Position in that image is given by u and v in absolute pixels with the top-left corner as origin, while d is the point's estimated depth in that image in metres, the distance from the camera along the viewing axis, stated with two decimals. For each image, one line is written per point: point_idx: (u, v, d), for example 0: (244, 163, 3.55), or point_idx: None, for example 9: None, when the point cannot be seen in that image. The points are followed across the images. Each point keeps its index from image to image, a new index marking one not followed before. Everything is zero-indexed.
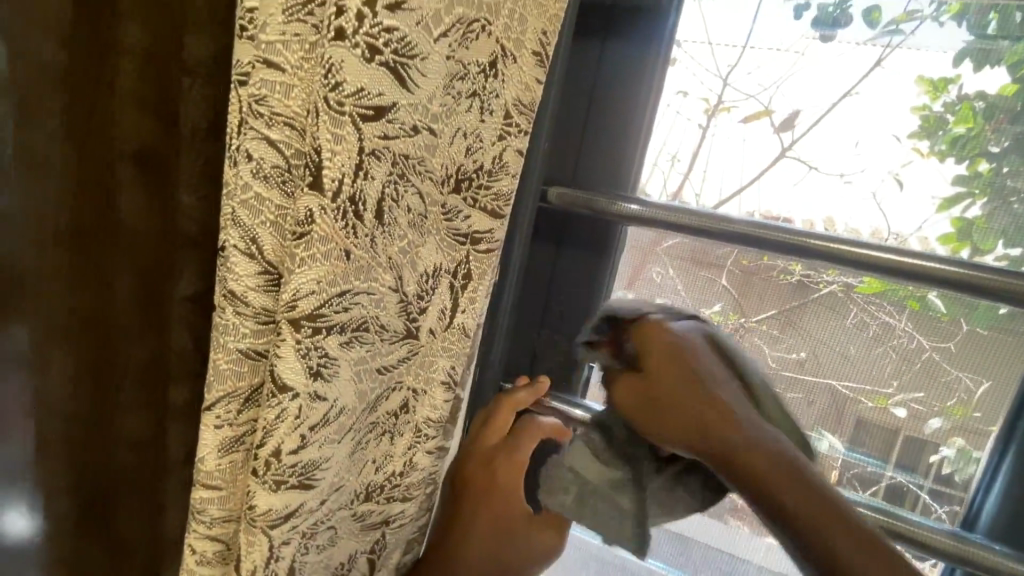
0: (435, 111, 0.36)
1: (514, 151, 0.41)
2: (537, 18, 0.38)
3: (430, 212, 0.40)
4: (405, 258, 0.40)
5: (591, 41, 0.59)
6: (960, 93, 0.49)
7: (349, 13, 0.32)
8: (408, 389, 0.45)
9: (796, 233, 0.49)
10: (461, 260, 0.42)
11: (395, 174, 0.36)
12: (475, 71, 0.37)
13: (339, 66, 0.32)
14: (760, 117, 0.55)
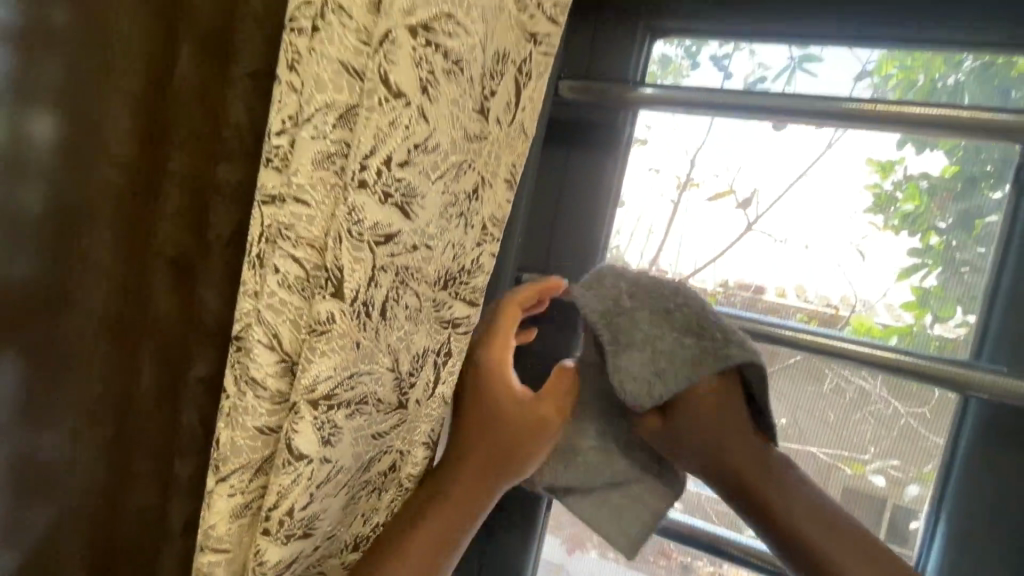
0: (431, 230, 0.45)
1: (489, 254, 0.50)
2: (507, 154, 0.48)
3: (423, 306, 0.48)
4: (401, 344, 0.47)
5: (558, 148, 0.70)
6: (906, 173, 0.59)
7: (371, 170, 0.42)
8: (396, 451, 0.52)
9: (754, 321, 0.57)
10: (444, 341, 0.50)
11: (397, 280, 0.45)
12: (462, 197, 0.47)
13: (361, 207, 0.42)
14: (725, 195, 0.65)
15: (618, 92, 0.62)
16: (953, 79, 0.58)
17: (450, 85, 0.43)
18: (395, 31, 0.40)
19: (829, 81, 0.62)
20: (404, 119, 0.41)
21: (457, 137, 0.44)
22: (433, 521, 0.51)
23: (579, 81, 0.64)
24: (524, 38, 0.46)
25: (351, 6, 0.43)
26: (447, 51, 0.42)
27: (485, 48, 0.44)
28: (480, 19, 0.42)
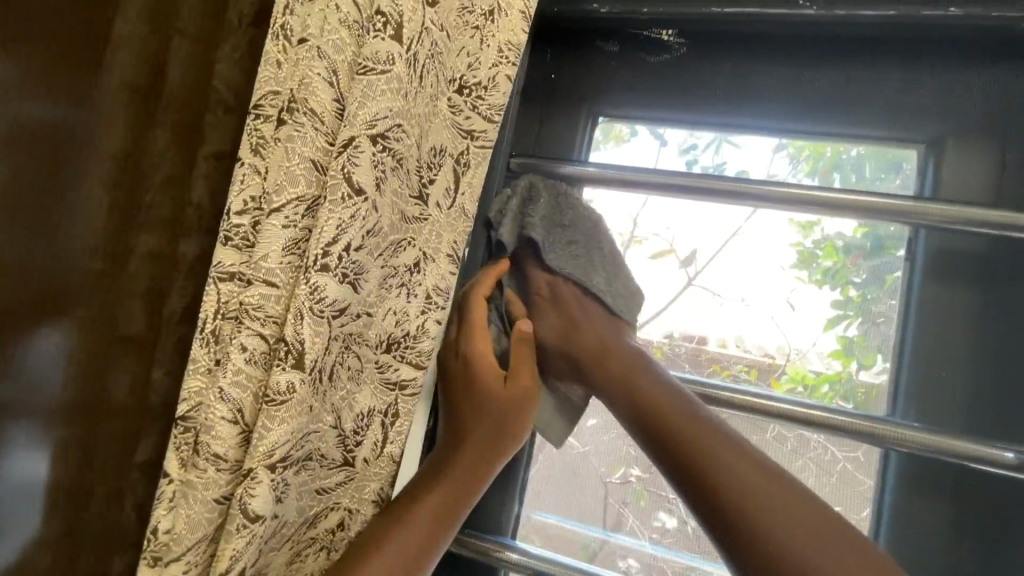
0: (372, 300, 0.52)
1: (434, 321, 0.54)
2: (450, 235, 0.54)
3: (366, 368, 0.53)
4: (343, 403, 0.52)
5: None
6: (823, 233, 0.68)
7: (333, 255, 0.47)
8: (344, 509, 0.55)
9: (697, 383, 0.63)
10: (391, 402, 0.53)
11: (343, 346, 0.51)
12: (402, 270, 0.53)
13: (323, 288, 0.47)
14: (665, 253, 0.72)
15: (552, 168, 0.69)
16: (854, 151, 0.67)
17: (394, 178, 0.51)
18: (358, 138, 0.48)
19: (751, 151, 0.70)
20: (361, 211, 0.48)
21: (396, 220, 0.52)
22: (431, 506, 0.54)
23: (528, 157, 0.71)
24: (461, 135, 0.53)
25: (320, 112, 0.49)
26: (394, 152, 0.50)
27: (420, 146, 0.53)
28: (415, 124, 0.51)
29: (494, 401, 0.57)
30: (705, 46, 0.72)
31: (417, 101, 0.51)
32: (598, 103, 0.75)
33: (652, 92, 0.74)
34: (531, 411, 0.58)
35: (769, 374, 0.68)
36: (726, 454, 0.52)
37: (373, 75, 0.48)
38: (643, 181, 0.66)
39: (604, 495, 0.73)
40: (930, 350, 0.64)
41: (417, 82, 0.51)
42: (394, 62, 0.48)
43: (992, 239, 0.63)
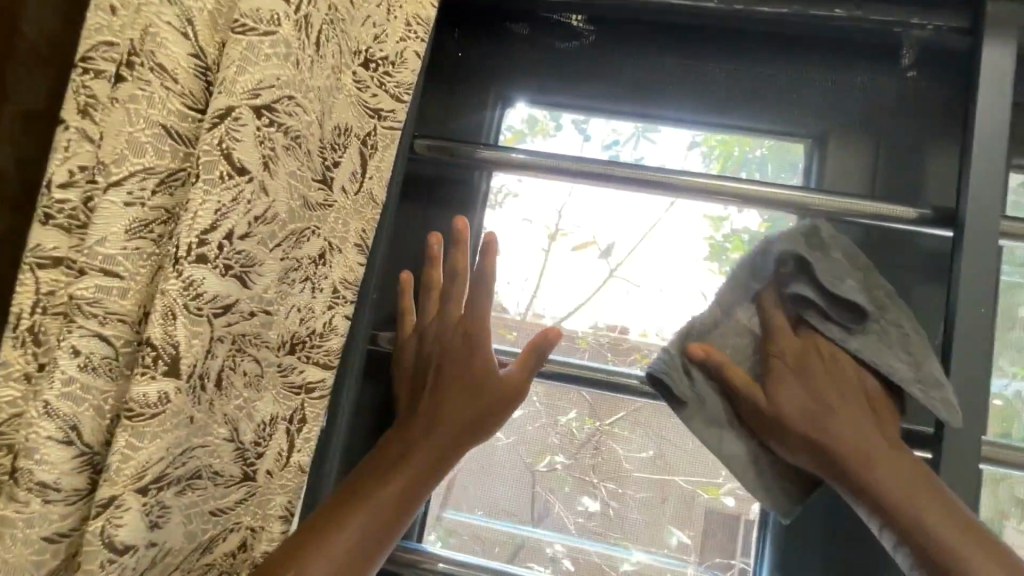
0: (271, 298, 0.47)
1: (343, 317, 0.52)
2: (358, 222, 0.52)
3: (267, 371, 0.49)
4: (239, 413, 0.47)
5: (416, 203, 0.76)
6: (731, 228, 0.71)
7: (212, 244, 0.42)
8: (246, 528, 0.49)
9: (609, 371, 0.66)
10: (297, 408, 0.50)
11: (233, 349, 0.46)
12: (307, 262, 0.49)
13: (201, 282, 0.42)
14: (587, 245, 0.73)
15: (466, 151, 0.67)
16: (759, 151, 0.70)
17: (288, 159, 0.46)
18: (239, 108, 0.42)
19: (666, 147, 0.72)
20: (246, 193, 0.43)
21: (296, 206, 0.47)
22: (389, 493, 0.53)
23: (436, 140, 0.69)
24: (367, 114, 0.51)
25: (172, 69, 0.43)
26: (287, 129, 0.45)
27: (323, 125, 0.48)
28: (315, 98, 0.46)
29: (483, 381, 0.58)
30: (613, 36, 0.73)
31: (313, 73, 0.46)
32: (509, 88, 0.75)
33: (564, 76, 0.74)
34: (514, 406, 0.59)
35: None
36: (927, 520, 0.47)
37: (256, 34, 0.43)
38: (563, 167, 0.66)
39: (532, 483, 0.74)
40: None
41: (313, 50, 0.46)
42: (281, 23, 0.43)
43: (864, 228, 0.69)
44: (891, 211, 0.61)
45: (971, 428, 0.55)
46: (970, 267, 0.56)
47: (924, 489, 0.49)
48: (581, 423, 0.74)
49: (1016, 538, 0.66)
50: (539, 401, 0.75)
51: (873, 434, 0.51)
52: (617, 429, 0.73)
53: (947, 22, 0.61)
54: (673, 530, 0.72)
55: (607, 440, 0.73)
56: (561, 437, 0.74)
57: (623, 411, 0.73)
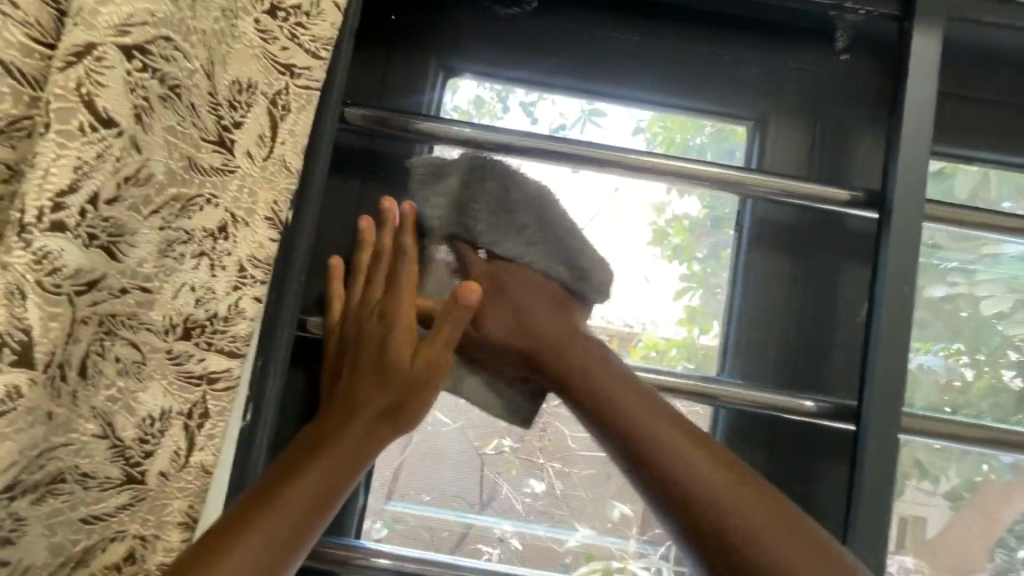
0: (150, 273, 0.43)
1: (250, 298, 0.48)
2: (268, 191, 0.49)
3: (151, 357, 0.45)
4: (115, 406, 0.44)
5: (347, 180, 0.70)
6: (672, 214, 0.71)
7: (73, 209, 0.38)
8: (134, 537, 0.45)
9: None
10: (197, 401, 0.47)
11: (104, 330, 0.43)
12: (201, 234, 0.46)
13: (60, 253, 0.38)
14: None
15: (401, 121, 0.63)
16: (699, 139, 0.70)
17: (165, 111, 0.43)
18: (102, 46, 0.39)
19: (612, 131, 0.70)
20: (114, 150, 0.39)
21: (178, 166, 0.44)
22: (308, 485, 0.49)
23: (369, 110, 0.64)
24: (278, 70, 0.50)
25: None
26: (163, 75, 0.42)
27: (214, 77, 0.46)
28: (201, 44, 0.44)
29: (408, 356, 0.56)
30: (549, 7, 0.71)
31: (197, 14, 0.44)
32: (448, 58, 0.70)
33: (497, 43, 0.71)
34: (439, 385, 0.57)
35: (627, 343, 0.69)
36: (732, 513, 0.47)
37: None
38: (508, 145, 0.63)
39: (480, 466, 0.72)
40: (753, 309, 0.69)
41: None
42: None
43: (802, 212, 0.71)
44: (823, 194, 0.62)
45: (889, 411, 0.58)
46: (898, 245, 0.59)
47: (748, 499, 0.48)
48: None
49: (914, 496, 0.72)
50: None
51: (693, 444, 0.51)
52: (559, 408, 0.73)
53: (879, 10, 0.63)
54: (615, 504, 0.72)
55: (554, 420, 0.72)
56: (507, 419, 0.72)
57: None
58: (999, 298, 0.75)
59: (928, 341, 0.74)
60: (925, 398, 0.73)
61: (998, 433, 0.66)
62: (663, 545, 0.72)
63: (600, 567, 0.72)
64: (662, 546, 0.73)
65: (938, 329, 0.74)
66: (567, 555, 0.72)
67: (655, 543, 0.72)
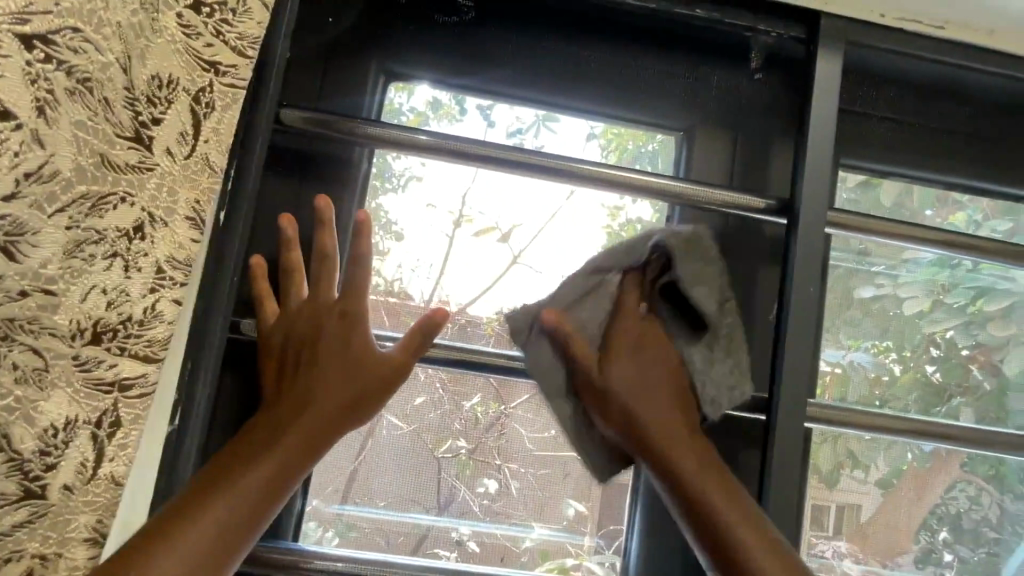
0: (54, 275, 0.41)
1: (169, 301, 0.46)
2: (190, 189, 0.46)
3: (55, 364, 0.42)
4: (12, 416, 0.41)
5: (288, 179, 0.70)
6: (626, 218, 0.74)
7: None
8: (35, 556, 0.42)
9: (517, 357, 0.67)
10: (107, 410, 0.44)
11: (2, 337, 0.40)
12: (114, 234, 0.43)
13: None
14: (490, 231, 0.73)
15: (348, 126, 0.63)
16: (651, 145, 0.74)
17: (73, 105, 0.41)
18: None
19: (566, 136, 0.73)
20: (12, 143, 0.38)
21: (87, 162, 0.42)
22: (258, 483, 0.49)
23: (309, 112, 0.63)
24: (201, 67, 0.46)
25: None
26: (71, 66, 0.40)
27: (131, 71, 0.44)
28: (115, 37, 0.42)
29: (357, 354, 0.56)
30: (493, 18, 0.73)
31: (112, 4, 0.42)
32: (395, 64, 0.71)
33: (445, 54, 0.72)
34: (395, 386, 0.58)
35: None
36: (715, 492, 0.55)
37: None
38: (460, 151, 0.64)
39: (436, 470, 0.73)
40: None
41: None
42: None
43: (723, 217, 0.75)
44: (743, 202, 0.66)
45: (795, 402, 0.64)
46: (806, 252, 0.65)
47: (771, 548, 0.53)
48: (485, 407, 0.74)
49: (848, 484, 0.78)
50: (441, 388, 0.73)
51: (742, 504, 0.55)
52: (518, 411, 0.74)
53: (788, 33, 0.69)
54: (571, 502, 0.74)
55: (512, 422, 0.74)
56: (464, 422, 0.73)
57: (525, 393, 0.74)
58: (919, 299, 0.82)
59: (859, 338, 0.80)
60: (857, 392, 0.79)
61: (921, 425, 0.72)
62: (615, 540, 0.75)
63: (554, 566, 0.74)
64: (614, 543, 0.75)
65: (868, 328, 0.81)
66: (524, 554, 0.73)
67: (608, 540, 0.75)
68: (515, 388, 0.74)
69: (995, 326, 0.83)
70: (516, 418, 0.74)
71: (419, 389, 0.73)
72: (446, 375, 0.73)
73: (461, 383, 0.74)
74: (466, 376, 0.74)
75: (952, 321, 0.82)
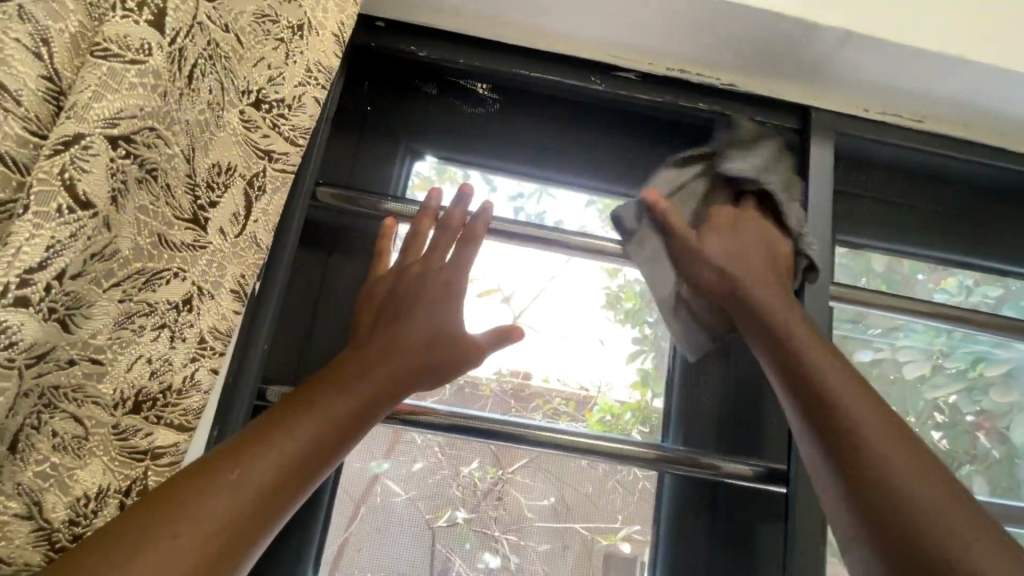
0: (103, 345, 0.45)
1: (207, 370, 0.51)
2: (236, 266, 0.53)
3: (95, 433, 0.45)
4: (46, 483, 0.43)
5: (316, 252, 0.74)
6: (622, 279, 0.81)
7: (38, 286, 0.39)
8: None
9: (518, 426, 0.68)
10: (137, 478, 0.47)
11: (41, 405, 0.43)
12: (165, 307, 0.48)
13: (19, 328, 0.38)
14: (492, 292, 0.78)
15: (371, 202, 0.69)
16: None
17: (139, 191, 0.46)
18: (90, 136, 0.41)
19: (566, 202, 0.78)
20: (87, 229, 0.41)
21: (146, 242, 0.47)
22: (312, 433, 0.48)
23: (339, 189, 0.70)
24: (257, 155, 0.53)
25: (17, 90, 0.40)
26: (145, 160, 0.45)
27: (194, 160, 0.49)
28: (182, 132, 0.47)
29: (456, 313, 0.61)
30: (512, 106, 0.79)
31: (183, 107, 0.47)
32: (418, 143, 0.77)
33: (465, 138, 0.78)
34: (458, 370, 0.60)
35: (585, 406, 0.77)
36: (854, 392, 0.51)
37: (119, 62, 0.42)
38: None
39: (432, 540, 0.71)
40: (699, 376, 0.79)
41: (183, 83, 0.47)
42: (152, 54, 0.43)
43: None
44: None
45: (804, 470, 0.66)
46: (813, 322, 0.68)
47: (953, 501, 0.44)
48: (483, 472, 0.74)
49: None
50: (440, 454, 0.74)
51: (901, 442, 0.48)
52: (518, 476, 0.74)
53: (789, 124, 0.75)
54: None
55: (510, 488, 0.73)
56: (463, 489, 0.73)
57: (524, 458, 0.75)
58: (919, 363, 0.84)
59: None
60: None
61: None
62: None
63: None
64: None
65: None
66: None
67: None
68: (512, 453, 0.74)
69: (996, 392, 0.84)
70: (514, 485, 0.74)
71: (418, 452, 0.73)
72: (447, 441, 0.74)
73: (460, 448, 0.74)
74: (463, 442, 0.74)
75: (953, 386, 0.84)
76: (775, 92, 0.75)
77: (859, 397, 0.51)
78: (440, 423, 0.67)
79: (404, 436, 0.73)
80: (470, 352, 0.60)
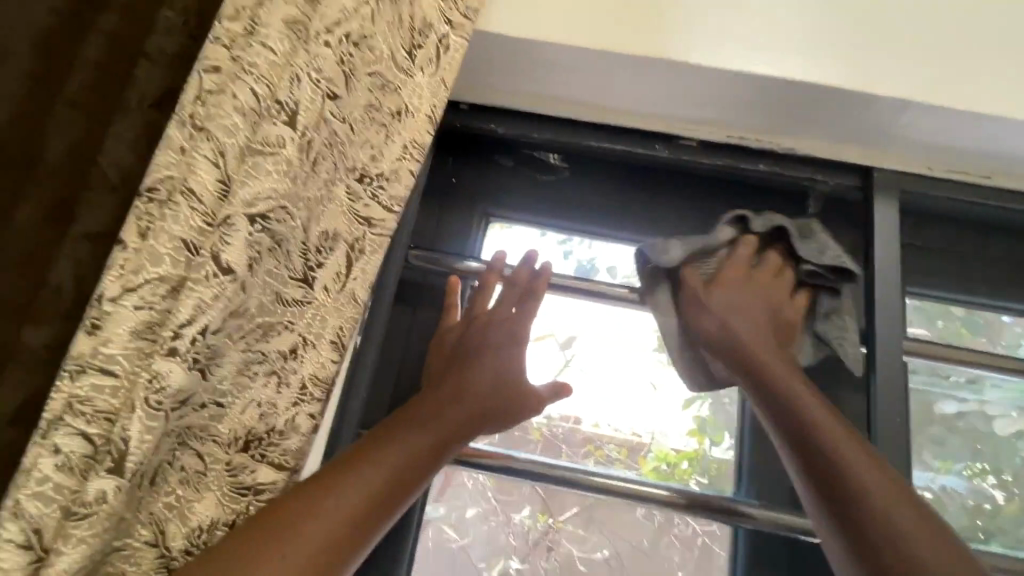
0: (227, 388, 0.53)
1: (305, 414, 0.58)
2: (336, 319, 0.60)
3: (212, 469, 0.53)
4: (171, 513, 0.50)
5: (402, 306, 0.82)
6: None
7: (185, 339, 0.47)
8: None
9: (586, 471, 0.70)
10: (241, 511, 0.53)
11: (177, 443, 0.51)
12: (276, 355, 0.56)
13: (168, 374, 0.47)
14: (546, 338, 0.82)
15: (449, 262, 0.76)
16: None
17: (268, 258, 0.54)
18: (235, 216, 0.50)
19: (616, 249, 0.84)
20: (228, 291, 0.49)
21: (268, 299, 0.55)
22: (393, 468, 0.54)
23: (427, 250, 0.77)
24: (358, 221, 0.61)
25: (201, 194, 0.49)
26: (275, 234, 0.53)
27: (310, 230, 0.58)
28: (303, 207, 0.56)
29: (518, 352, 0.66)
30: (581, 170, 0.86)
31: (308, 184, 0.57)
32: (494, 207, 0.85)
33: (531, 201, 0.85)
34: (515, 417, 0.64)
35: (636, 453, 0.79)
36: (865, 463, 0.53)
37: (262, 155, 0.52)
38: (557, 285, 0.75)
39: None
40: None
41: (309, 167, 0.56)
42: (286, 146, 0.53)
43: None
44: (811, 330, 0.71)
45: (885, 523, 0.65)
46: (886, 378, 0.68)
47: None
48: (534, 518, 0.76)
49: None
50: (489, 496, 0.77)
51: (912, 513, 0.50)
52: (566, 524, 0.76)
53: (847, 181, 0.78)
54: None
55: (561, 536, 0.75)
56: (515, 536, 0.76)
57: (574, 505, 0.77)
58: (1012, 418, 0.80)
59: (948, 460, 0.79)
60: (956, 522, 0.76)
61: None
62: None
63: None
64: None
65: (956, 448, 0.79)
66: None
67: None
68: (562, 501, 0.77)
69: None
70: (563, 534, 0.76)
71: (471, 495, 0.77)
72: (500, 483, 0.77)
73: (512, 492, 0.77)
74: (517, 485, 0.77)
75: None
76: (828, 152, 0.77)
77: (863, 468, 0.53)
78: (515, 469, 0.70)
79: (456, 475, 0.77)
80: (529, 397, 0.65)
